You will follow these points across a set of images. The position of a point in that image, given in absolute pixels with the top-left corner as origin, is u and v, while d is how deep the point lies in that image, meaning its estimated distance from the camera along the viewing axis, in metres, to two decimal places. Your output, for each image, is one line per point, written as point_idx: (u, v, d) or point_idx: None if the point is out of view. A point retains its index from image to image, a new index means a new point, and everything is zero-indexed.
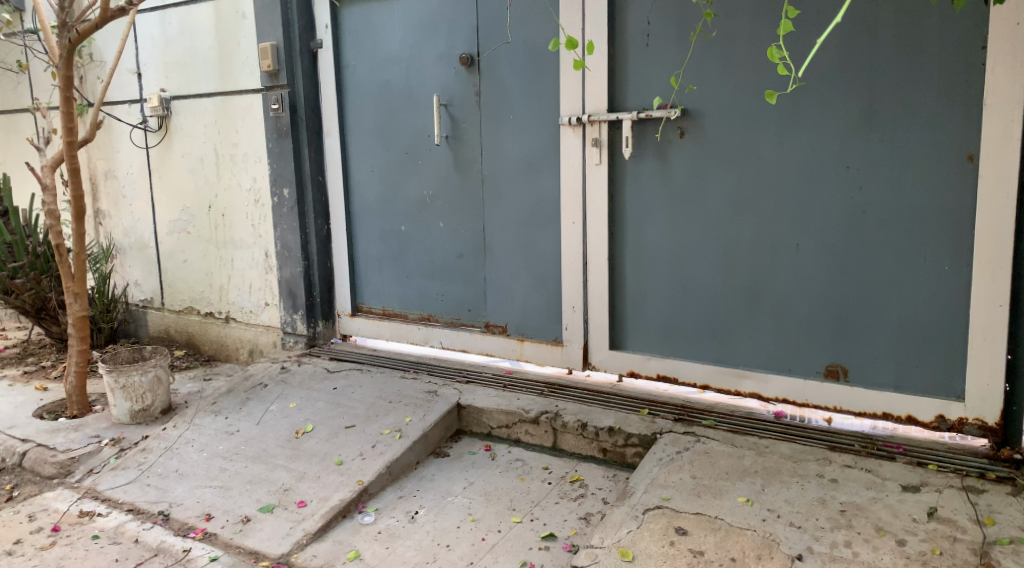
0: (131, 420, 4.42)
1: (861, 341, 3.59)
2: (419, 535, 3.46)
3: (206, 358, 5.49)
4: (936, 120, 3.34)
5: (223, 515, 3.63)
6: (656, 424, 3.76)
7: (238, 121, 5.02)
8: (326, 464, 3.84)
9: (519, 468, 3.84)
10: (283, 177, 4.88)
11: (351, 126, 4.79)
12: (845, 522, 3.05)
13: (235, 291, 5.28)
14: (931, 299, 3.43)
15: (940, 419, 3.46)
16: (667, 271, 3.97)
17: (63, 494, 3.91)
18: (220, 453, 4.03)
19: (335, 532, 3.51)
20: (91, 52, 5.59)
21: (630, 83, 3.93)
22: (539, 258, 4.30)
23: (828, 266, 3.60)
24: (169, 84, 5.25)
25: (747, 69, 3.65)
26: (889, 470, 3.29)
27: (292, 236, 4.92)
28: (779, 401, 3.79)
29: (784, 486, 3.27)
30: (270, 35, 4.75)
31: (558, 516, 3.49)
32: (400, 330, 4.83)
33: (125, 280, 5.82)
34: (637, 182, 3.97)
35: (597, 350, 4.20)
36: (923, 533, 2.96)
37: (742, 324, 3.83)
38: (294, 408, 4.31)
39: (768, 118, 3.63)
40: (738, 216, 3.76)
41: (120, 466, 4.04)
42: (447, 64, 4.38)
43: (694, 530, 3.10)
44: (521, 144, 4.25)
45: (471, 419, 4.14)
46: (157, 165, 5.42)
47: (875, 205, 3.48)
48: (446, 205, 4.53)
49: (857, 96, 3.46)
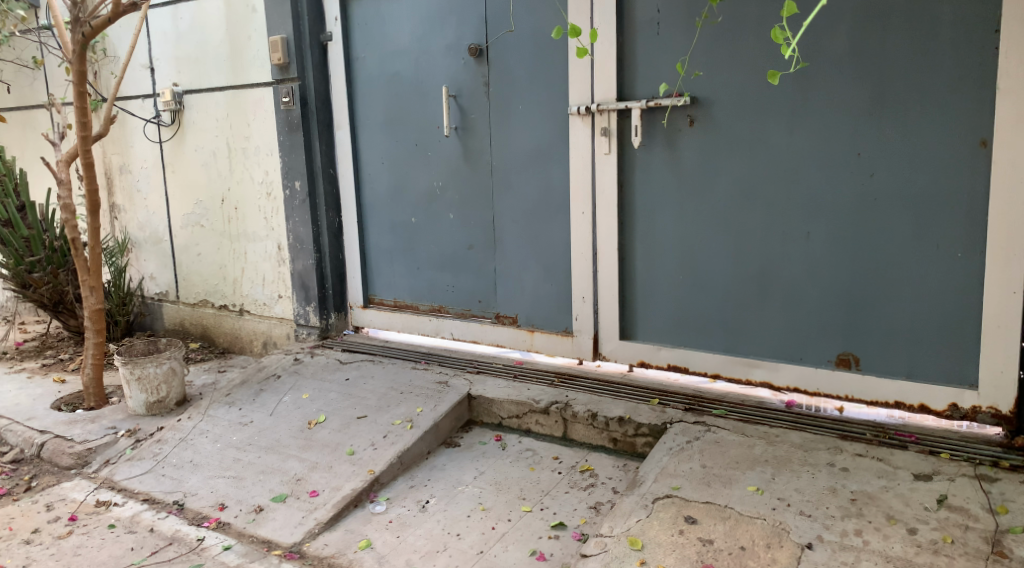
0: (146, 412, 4.47)
1: (873, 330, 3.56)
2: (429, 524, 3.47)
3: (221, 350, 5.54)
4: (948, 106, 3.31)
5: (237, 504, 3.66)
6: (667, 413, 3.76)
7: (250, 114, 5.05)
8: (337, 454, 3.86)
9: (529, 458, 3.84)
10: (295, 169, 4.90)
11: (361, 119, 4.80)
12: (856, 511, 3.03)
13: (249, 283, 5.31)
14: (944, 286, 3.40)
15: (954, 407, 3.43)
16: (677, 261, 3.96)
17: (80, 484, 3.96)
18: (234, 443, 4.06)
19: (347, 521, 3.53)
20: (105, 48, 5.63)
21: (639, 72, 3.92)
22: (549, 248, 4.29)
23: (839, 254, 3.58)
24: (181, 78, 5.28)
25: (756, 56, 3.63)
26: (901, 459, 3.27)
27: (304, 228, 4.94)
28: (790, 390, 3.78)
29: (795, 475, 3.25)
30: (280, 29, 4.76)
31: (568, 505, 3.49)
32: (411, 321, 4.85)
33: (140, 273, 5.87)
34: (647, 171, 3.95)
35: (608, 340, 4.20)
36: (934, 522, 2.94)
37: (753, 313, 3.82)
38: (307, 399, 4.34)
39: (778, 105, 3.61)
40: (747, 205, 3.74)
41: (135, 457, 4.08)
42: (456, 54, 4.38)
43: (704, 519, 3.10)
44: (530, 135, 4.25)
45: (481, 409, 4.15)
46: (171, 160, 5.45)
47: (886, 192, 3.45)
48: (457, 196, 4.53)
49: (868, 83, 3.43)
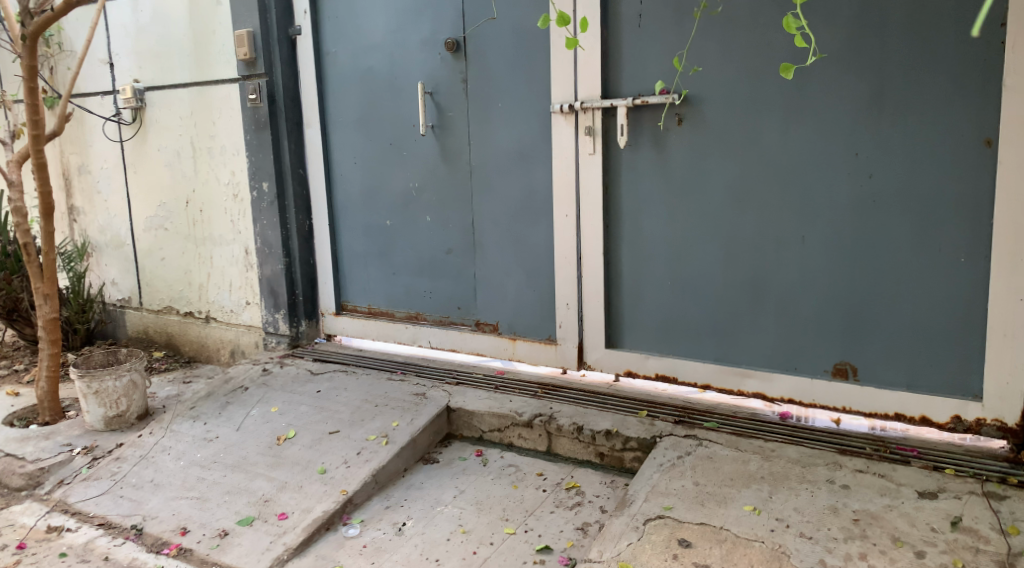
0: (105, 427, 4.20)
1: (872, 339, 3.40)
2: (406, 548, 3.27)
3: (186, 359, 5.28)
4: (951, 104, 3.15)
5: (200, 529, 3.42)
6: (656, 426, 3.58)
7: (215, 112, 4.80)
8: (308, 472, 3.64)
9: (511, 474, 3.65)
10: (262, 170, 4.66)
11: (332, 117, 4.58)
12: (859, 532, 2.86)
13: (215, 289, 5.07)
14: (946, 293, 3.25)
15: (957, 420, 3.27)
16: (666, 266, 3.77)
17: (31, 507, 3.71)
18: (197, 461, 3.83)
19: (318, 546, 3.31)
20: (61, 42, 5.35)
21: (624, 68, 3.73)
22: (531, 253, 4.10)
23: (836, 259, 3.41)
24: (143, 74, 5.02)
25: (748, 52, 3.45)
26: (904, 476, 3.11)
27: (272, 231, 4.70)
28: (784, 401, 3.61)
29: (793, 493, 3.08)
30: (246, 22, 4.53)
31: (553, 526, 3.30)
32: (386, 329, 4.64)
33: (101, 279, 5.60)
34: (633, 172, 3.77)
35: (593, 349, 4.01)
36: (942, 544, 2.78)
37: (745, 320, 3.64)
38: (276, 413, 4.11)
39: (771, 103, 3.44)
40: (739, 207, 3.56)
41: (92, 477, 3.82)
42: (432, 49, 4.17)
43: (698, 542, 2.91)
44: (510, 133, 4.05)
45: (461, 422, 3.96)
46: (133, 160, 5.19)
47: (886, 194, 3.29)
48: (434, 197, 4.32)
49: (865, 80, 3.27)
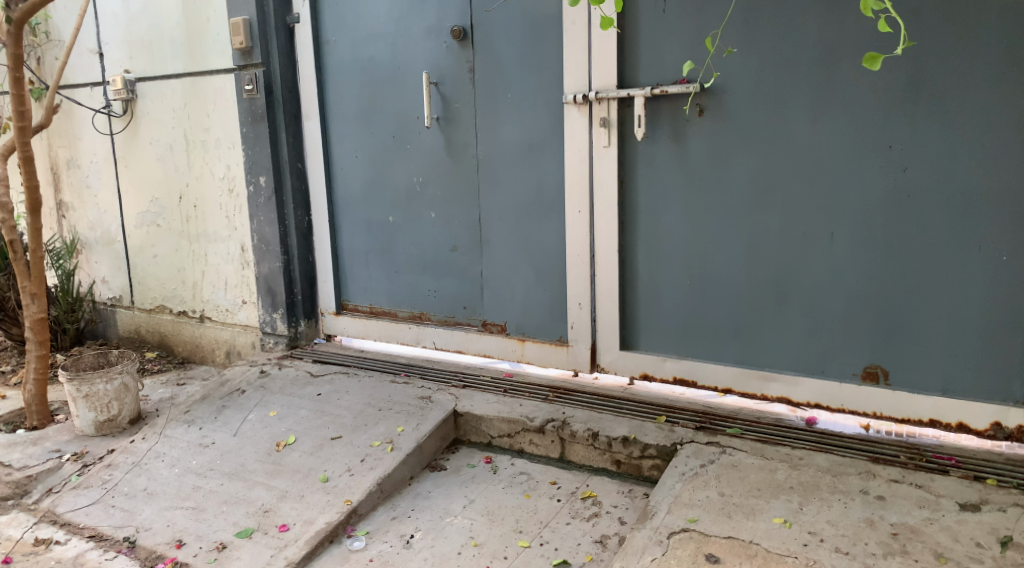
0: (95, 432, 4.01)
1: (904, 342, 3.24)
2: (416, 562, 3.09)
3: (180, 360, 5.09)
4: (992, 95, 2.98)
5: (196, 541, 3.23)
6: (675, 432, 3.41)
7: (209, 104, 4.60)
8: (309, 481, 3.46)
9: (524, 483, 3.47)
10: (259, 164, 4.47)
11: (332, 108, 4.39)
12: (899, 548, 2.70)
13: (210, 288, 4.87)
14: (985, 294, 3.09)
15: (997, 427, 3.12)
16: (685, 264, 3.60)
17: (17, 518, 3.51)
18: (193, 468, 3.64)
19: (321, 560, 3.14)
20: (48, 30, 5.15)
21: (641, 56, 3.55)
22: (542, 250, 3.93)
23: (868, 258, 3.24)
24: (133, 64, 4.82)
25: (773, 40, 3.28)
26: (943, 486, 2.95)
27: (270, 227, 4.51)
28: (810, 406, 3.45)
29: (825, 505, 2.92)
30: (242, 10, 4.33)
31: (570, 539, 3.13)
32: (389, 329, 4.45)
33: (91, 276, 5.40)
34: (651, 167, 3.60)
35: (607, 351, 3.84)
36: (990, 561, 2.62)
37: (769, 322, 3.47)
38: (275, 417, 3.92)
39: (798, 94, 3.27)
40: (763, 203, 3.39)
41: (82, 485, 3.63)
42: (436, 37, 3.98)
43: (727, 558, 2.74)
44: (519, 125, 3.87)
45: (469, 427, 3.78)
46: (123, 154, 4.99)
47: (921, 190, 3.12)
48: (439, 192, 4.14)
49: (899, 70, 3.10)
